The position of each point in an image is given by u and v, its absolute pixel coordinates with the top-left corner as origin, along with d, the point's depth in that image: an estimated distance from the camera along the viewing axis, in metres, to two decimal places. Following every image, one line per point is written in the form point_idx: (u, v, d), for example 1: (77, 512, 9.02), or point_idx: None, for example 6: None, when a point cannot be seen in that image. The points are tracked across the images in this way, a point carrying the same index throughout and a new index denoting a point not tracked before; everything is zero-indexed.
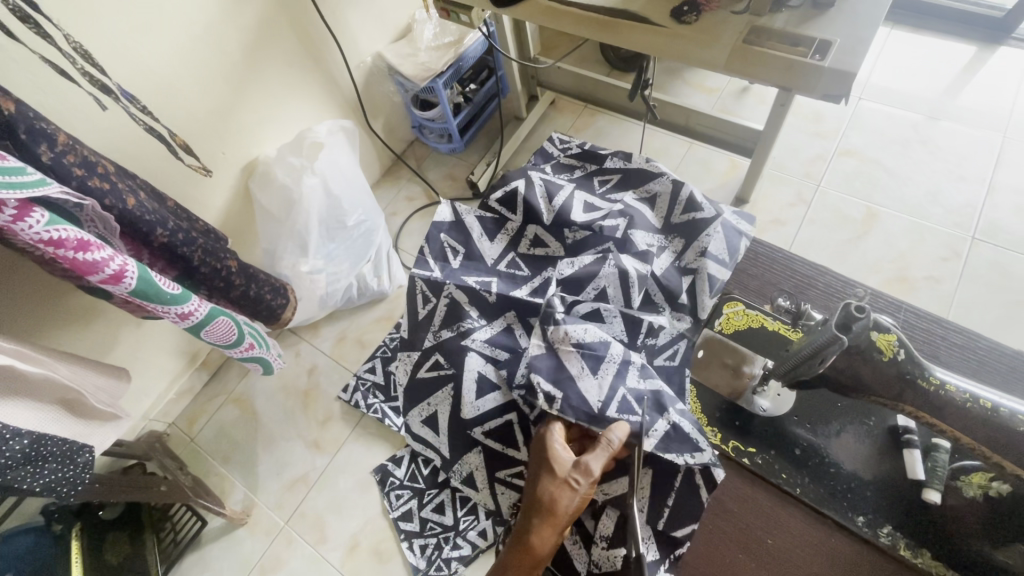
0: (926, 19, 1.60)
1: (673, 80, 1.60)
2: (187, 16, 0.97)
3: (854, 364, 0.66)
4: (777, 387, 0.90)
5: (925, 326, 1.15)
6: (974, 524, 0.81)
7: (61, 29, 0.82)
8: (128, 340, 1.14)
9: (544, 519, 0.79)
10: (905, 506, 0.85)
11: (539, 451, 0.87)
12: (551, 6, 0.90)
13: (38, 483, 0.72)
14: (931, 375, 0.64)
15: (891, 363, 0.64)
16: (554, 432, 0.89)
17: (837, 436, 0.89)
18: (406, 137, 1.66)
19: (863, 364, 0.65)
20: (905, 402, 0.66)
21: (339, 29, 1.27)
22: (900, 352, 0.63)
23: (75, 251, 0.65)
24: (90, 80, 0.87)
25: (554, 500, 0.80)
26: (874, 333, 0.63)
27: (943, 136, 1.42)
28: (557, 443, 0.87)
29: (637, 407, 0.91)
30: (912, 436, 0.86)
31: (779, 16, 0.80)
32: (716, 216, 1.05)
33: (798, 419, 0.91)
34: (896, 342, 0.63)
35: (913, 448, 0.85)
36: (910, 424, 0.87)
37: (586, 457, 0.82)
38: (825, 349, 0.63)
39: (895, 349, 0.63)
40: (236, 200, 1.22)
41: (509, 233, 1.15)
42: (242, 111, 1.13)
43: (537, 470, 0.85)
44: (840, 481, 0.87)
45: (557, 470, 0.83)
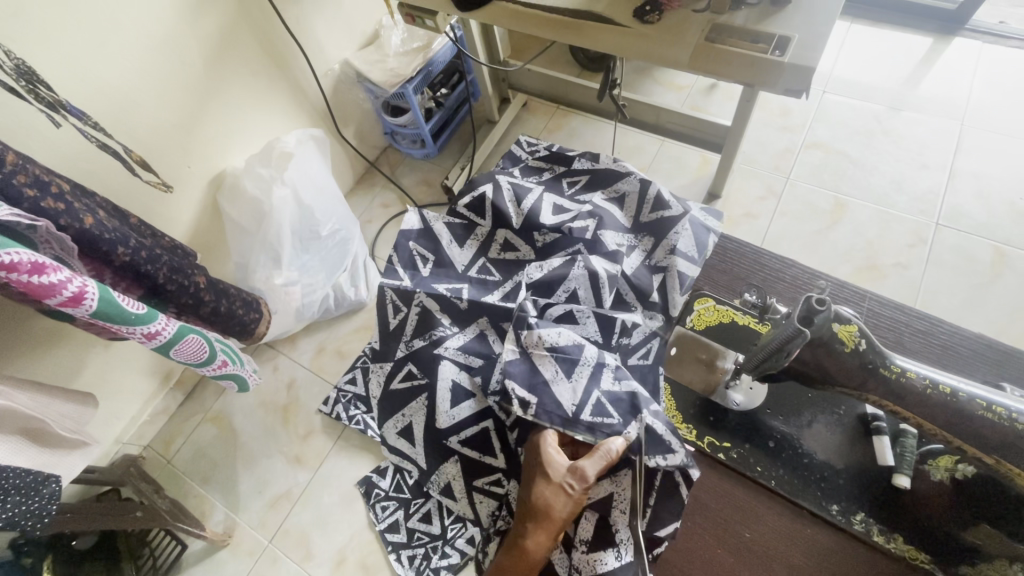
0: (883, 12, 1.65)
1: (642, 79, 1.62)
2: (143, 28, 0.94)
3: (818, 356, 0.66)
4: (750, 381, 0.90)
5: (892, 312, 1.18)
6: (942, 506, 0.84)
7: (6, 45, 0.79)
8: (96, 363, 1.10)
9: (541, 525, 0.80)
10: (878, 492, 0.86)
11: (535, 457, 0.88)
12: (515, 9, 0.91)
13: (3, 516, 0.69)
14: (891, 363, 0.65)
15: (854, 354, 0.65)
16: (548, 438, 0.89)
17: (809, 426, 0.91)
18: (379, 144, 1.64)
19: (826, 356, 0.66)
20: (869, 391, 0.67)
21: (304, 37, 1.25)
22: (861, 343, 0.64)
23: (30, 274, 0.62)
24: (39, 97, 0.84)
25: (550, 506, 0.81)
26: (835, 325, 0.64)
27: (904, 125, 1.46)
28: (551, 448, 0.87)
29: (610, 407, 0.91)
30: (880, 423, 0.88)
31: (740, 13, 0.81)
32: (684, 213, 1.06)
33: (772, 412, 0.92)
34: (857, 333, 0.64)
35: (882, 435, 0.86)
36: (878, 412, 0.89)
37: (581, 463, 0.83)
38: (789, 342, 0.65)
39: (856, 340, 0.64)
40: (204, 215, 1.19)
41: (479, 238, 1.14)
42: (204, 123, 1.11)
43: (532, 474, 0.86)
44: (814, 470, 0.89)
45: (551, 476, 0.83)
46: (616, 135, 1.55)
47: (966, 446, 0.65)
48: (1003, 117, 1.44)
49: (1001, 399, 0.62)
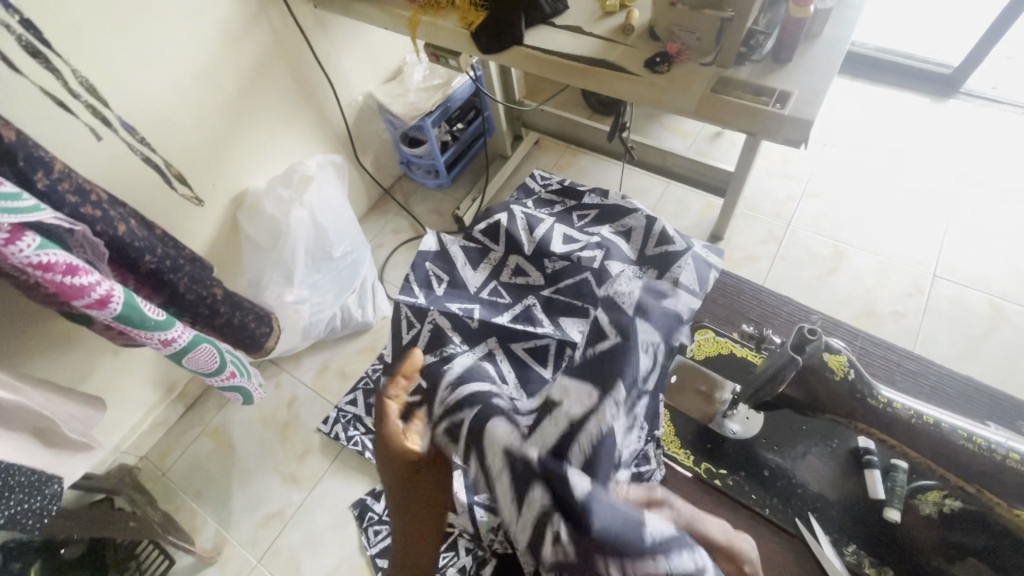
0: (882, 73, 1.73)
1: (651, 124, 1.70)
2: (186, 55, 1.01)
3: (809, 381, 0.67)
4: (746, 409, 0.82)
5: (883, 352, 1.20)
6: (928, 543, 0.72)
7: (69, 65, 0.86)
8: (105, 369, 1.12)
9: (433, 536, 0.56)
10: (866, 524, 0.75)
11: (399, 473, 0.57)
12: (534, 54, 0.97)
13: (5, 513, 0.70)
14: (878, 394, 0.65)
15: (844, 383, 0.66)
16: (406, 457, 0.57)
17: (803, 457, 0.80)
18: (394, 172, 1.70)
19: (817, 382, 0.67)
20: (858, 420, 0.67)
21: (331, 68, 1.32)
22: (850, 372, 0.66)
23: (64, 274, 0.65)
24: (91, 112, 0.90)
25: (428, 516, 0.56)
26: (826, 354, 0.66)
27: (902, 178, 1.52)
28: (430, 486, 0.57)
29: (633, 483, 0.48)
30: (873, 458, 0.77)
31: (744, 68, 0.87)
32: (687, 248, 1.06)
33: (766, 442, 0.81)
34: (846, 362, 0.66)
35: (874, 469, 0.76)
36: (871, 445, 0.78)
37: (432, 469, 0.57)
38: (785, 369, 0.66)
39: (846, 369, 0.65)
40: (223, 230, 1.23)
41: (491, 262, 1.18)
42: (234, 143, 1.17)
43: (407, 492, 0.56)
44: (807, 501, 0.77)
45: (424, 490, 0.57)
46: (622, 175, 1.61)
47: (951, 474, 0.64)
48: (998, 177, 1.49)
49: (987, 433, 0.61)
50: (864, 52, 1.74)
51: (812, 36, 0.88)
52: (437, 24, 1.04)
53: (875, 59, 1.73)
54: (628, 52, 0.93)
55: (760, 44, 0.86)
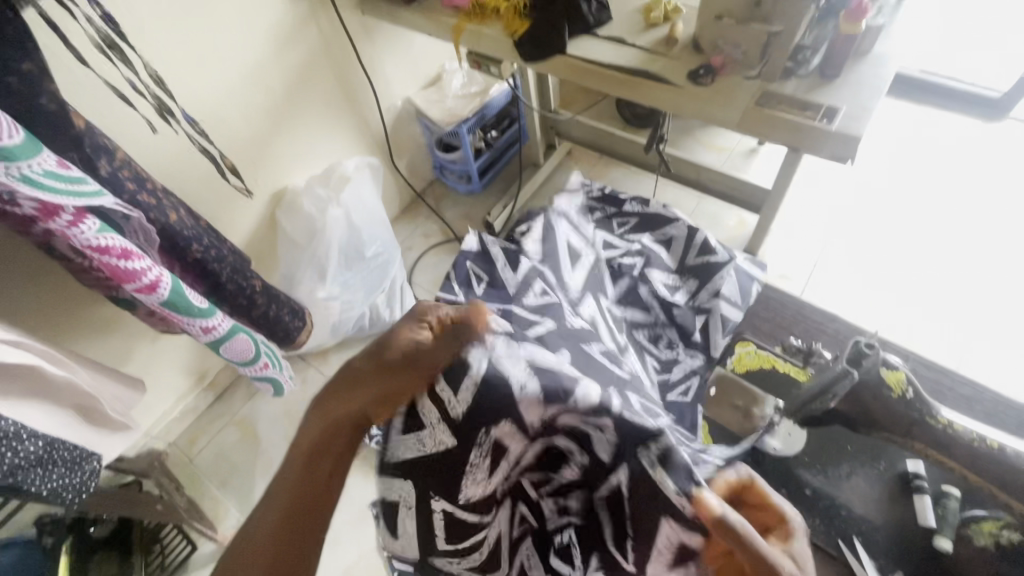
0: (926, 95, 1.69)
1: (685, 138, 1.69)
2: (240, 55, 1.05)
3: (864, 399, 0.66)
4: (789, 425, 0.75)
5: (936, 375, 1.16)
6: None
7: (142, 58, 0.90)
8: (143, 353, 1.15)
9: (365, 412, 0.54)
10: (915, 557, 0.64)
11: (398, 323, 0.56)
12: (576, 64, 0.98)
13: (47, 486, 0.73)
14: (939, 414, 0.62)
15: (902, 402, 0.64)
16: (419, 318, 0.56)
17: (847, 479, 0.71)
18: (427, 177, 1.72)
19: (873, 400, 0.65)
20: (916, 441, 0.63)
21: (373, 72, 1.35)
22: (909, 390, 0.64)
23: (119, 258, 0.67)
24: (152, 103, 0.91)
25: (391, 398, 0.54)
26: (884, 370, 0.65)
27: (944, 202, 1.47)
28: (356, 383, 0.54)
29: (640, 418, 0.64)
30: (922, 482, 0.67)
31: (789, 82, 0.86)
32: (728, 260, 1.04)
33: (809, 462, 0.73)
34: (905, 380, 0.64)
35: (924, 495, 0.65)
36: (922, 469, 0.68)
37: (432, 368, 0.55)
38: (836, 385, 0.67)
39: (904, 387, 0.64)
40: (262, 224, 1.27)
41: (535, 265, 0.95)
42: (280, 139, 1.20)
43: (379, 349, 0.54)
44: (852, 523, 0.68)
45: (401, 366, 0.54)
46: (655, 189, 1.60)
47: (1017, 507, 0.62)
48: None
49: None
50: (909, 72, 1.70)
51: (861, 53, 0.87)
52: (482, 31, 1.06)
53: (920, 81, 1.69)
54: (671, 64, 0.93)
55: (807, 59, 0.85)
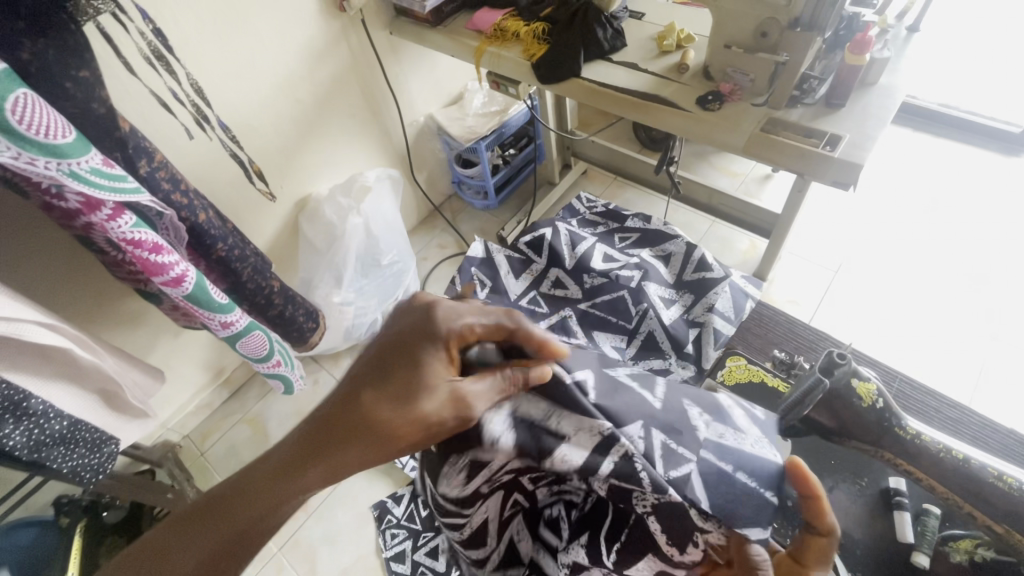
0: (944, 127, 1.70)
1: (699, 163, 1.72)
2: (274, 69, 1.12)
3: (835, 412, 0.58)
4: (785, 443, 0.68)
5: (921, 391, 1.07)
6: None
7: (186, 69, 0.97)
8: (165, 347, 1.21)
9: (365, 439, 0.55)
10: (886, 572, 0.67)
11: (410, 327, 0.59)
12: (591, 87, 1.02)
13: (66, 464, 0.77)
14: (905, 424, 0.57)
15: (871, 413, 0.57)
16: (442, 327, 0.58)
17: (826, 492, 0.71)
18: (445, 191, 1.78)
19: (843, 411, 0.58)
20: (884, 450, 0.58)
21: (399, 90, 1.42)
22: (880, 402, 0.57)
23: (149, 252, 0.72)
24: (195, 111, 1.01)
25: (424, 427, 0.55)
26: (853, 379, 0.58)
27: (957, 234, 1.47)
28: (392, 410, 0.55)
29: (652, 453, 0.58)
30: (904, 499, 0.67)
31: (796, 110, 0.89)
32: (724, 276, 1.00)
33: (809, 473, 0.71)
34: (876, 391, 0.57)
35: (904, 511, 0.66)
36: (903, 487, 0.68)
37: (467, 386, 0.56)
38: (810, 393, 0.58)
39: (875, 398, 0.57)
40: (285, 228, 1.33)
41: (532, 273, 1.03)
42: (306, 149, 1.27)
43: (391, 364, 0.57)
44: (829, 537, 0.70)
45: (434, 391, 0.56)
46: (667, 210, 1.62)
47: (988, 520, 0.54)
48: None
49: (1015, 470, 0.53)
50: (926, 105, 1.71)
51: (867, 84, 0.89)
52: (501, 54, 1.11)
53: (937, 114, 1.69)
54: (681, 89, 0.97)
55: (813, 88, 0.87)
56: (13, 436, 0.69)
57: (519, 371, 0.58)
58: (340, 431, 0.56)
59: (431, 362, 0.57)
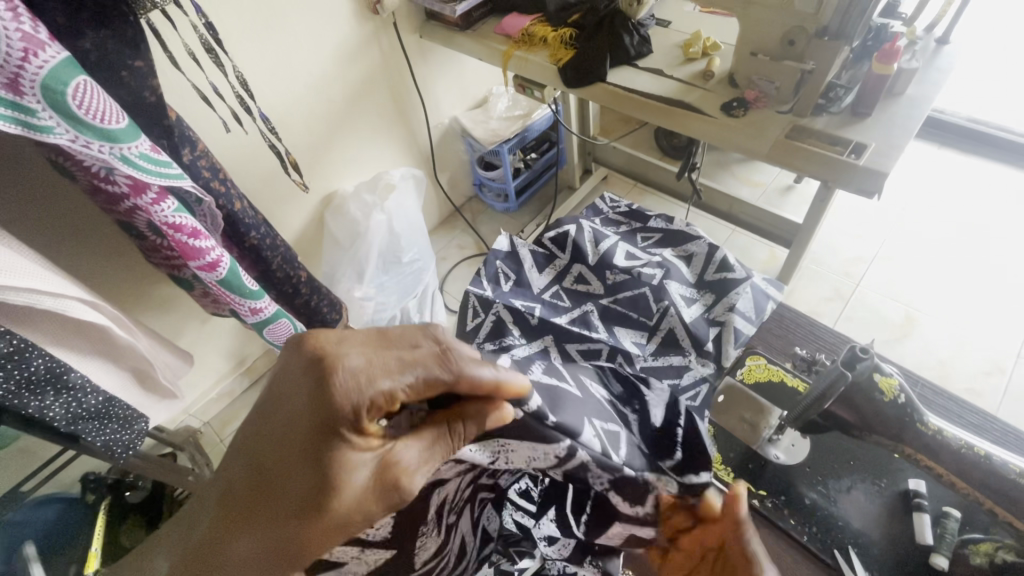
0: (972, 142, 1.67)
1: (721, 172, 1.72)
2: (308, 68, 1.15)
3: (857, 410, 0.57)
4: (793, 435, 0.66)
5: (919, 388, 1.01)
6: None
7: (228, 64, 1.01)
8: (192, 333, 1.24)
9: (285, 521, 0.48)
10: None
11: (309, 403, 0.50)
12: (616, 91, 1.03)
13: (99, 439, 0.80)
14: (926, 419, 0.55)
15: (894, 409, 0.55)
16: (345, 402, 0.48)
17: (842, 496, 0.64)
18: (467, 192, 1.81)
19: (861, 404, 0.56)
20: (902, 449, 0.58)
21: (426, 92, 1.45)
22: (902, 397, 0.55)
23: (188, 237, 0.76)
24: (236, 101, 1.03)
25: (349, 521, 0.47)
26: (876, 374, 0.55)
27: (982, 250, 1.45)
28: (307, 493, 0.48)
29: (606, 447, 0.54)
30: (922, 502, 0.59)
31: (820, 118, 0.89)
32: (747, 277, 0.97)
33: (811, 473, 0.64)
34: (899, 387, 0.56)
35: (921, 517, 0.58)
36: (923, 487, 0.60)
37: (397, 453, 0.48)
38: (829, 389, 0.56)
39: (897, 393, 0.55)
40: (311, 223, 1.37)
41: (556, 268, 1.06)
42: (335, 146, 1.31)
43: (295, 452, 0.49)
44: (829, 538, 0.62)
45: (355, 475, 0.48)
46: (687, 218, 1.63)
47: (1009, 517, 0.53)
48: None
49: None
50: (954, 120, 1.69)
51: (894, 95, 0.90)
52: (528, 58, 1.14)
53: (965, 129, 1.67)
54: (707, 95, 0.98)
55: (839, 97, 0.88)
56: (52, 407, 0.72)
57: (460, 419, 0.50)
58: (246, 530, 0.49)
59: (343, 442, 0.48)
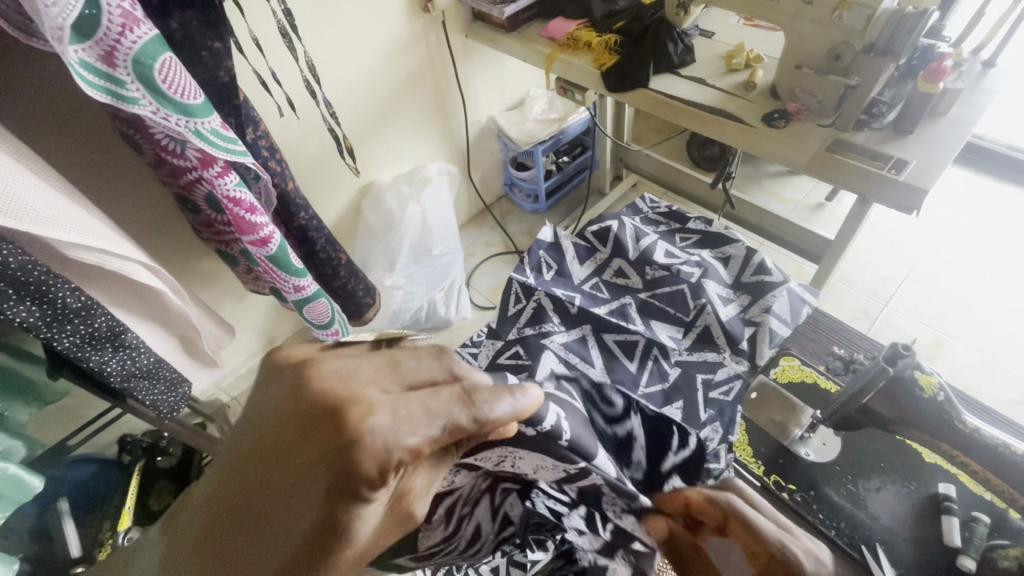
0: (1011, 170, 1.65)
1: (752, 185, 1.73)
2: (359, 60, 1.20)
3: (899, 409, 0.59)
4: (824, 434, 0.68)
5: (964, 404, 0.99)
6: None
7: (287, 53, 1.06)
8: (230, 308, 1.29)
9: None
10: None
11: (305, 476, 0.28)
12: (658, 97, 1.06)
13: (147, 397, 0.84)
14: (963, 418, 0.56)
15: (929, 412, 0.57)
16: (368, 466, 0.28)
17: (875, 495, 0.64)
18: (497, 191, 1.84)
19: (905, 406, 0.58)
20: None
21: (466, 90, 1.49)
22: (941, 394, 0.57)
23: (245, 211, 0.79)
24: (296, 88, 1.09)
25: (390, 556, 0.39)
26: (916, 372, 0.58)
27: (1016, 278, 1.43)
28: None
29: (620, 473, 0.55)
30: (953, 505, 0.59)
31: (862, 133, 0.90)
32: (783, 282, 0.99)
33: (842, 472, 0.66)
34: (939, 385, 0.57)
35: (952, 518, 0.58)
36: (953, 492, 0.61)
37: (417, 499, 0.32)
38: (870, 384, 0.59)
39: (937, 390, 0.57)
40: (348, 210, 1.41)
41: (597, 260, 1.09)
42: (379, 137, 1.35)
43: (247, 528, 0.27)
44: None
45: (363, 542, 0.28)
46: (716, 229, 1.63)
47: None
48: None
49: None
50: (994, 147, 1.67)
51: (937, 113, 0.90)
52: (572, 61, 1.17)
53: (1004, 157, 1.65)
54: (747, 106, 1.00)
55: (882, 113, 0.89)
56: (110, 363, 0.76)
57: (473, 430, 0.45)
58: None
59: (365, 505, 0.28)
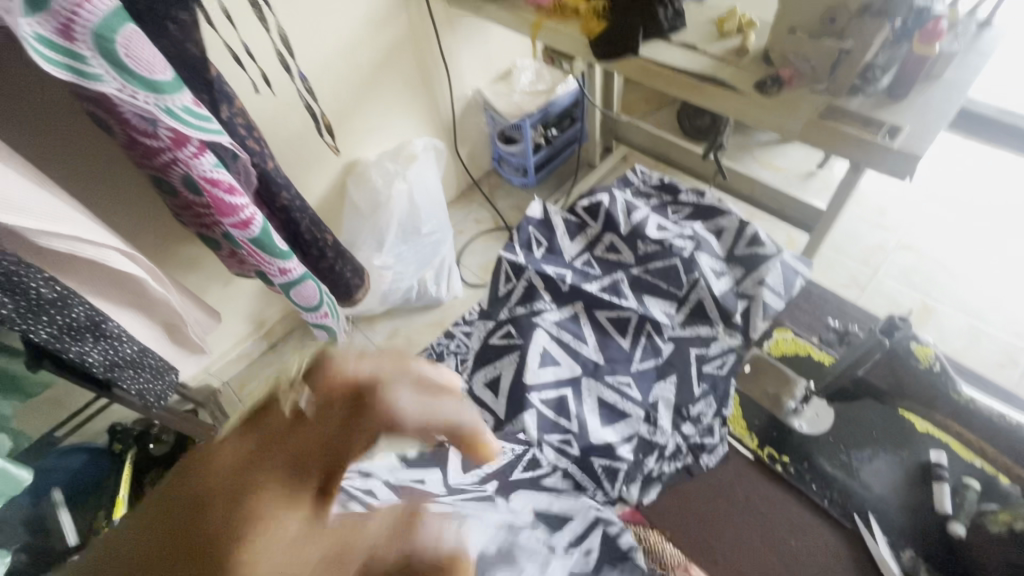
0: None
1: (743, 155, 1.70)
2: (337, 32, 1.15)
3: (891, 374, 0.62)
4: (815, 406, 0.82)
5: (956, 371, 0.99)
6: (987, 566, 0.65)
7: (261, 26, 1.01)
8: (216, 292, 1.26)
9: None
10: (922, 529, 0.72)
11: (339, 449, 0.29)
12: (648, 66, 1.03)
13: (133, 386, 0.82)
14: (958, 389, 0.59)
15: None
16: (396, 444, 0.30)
17: None
18: (485, 167, 1.80)
19: (900, 372, 0.61)
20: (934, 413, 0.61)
21: (451, 62, 1.44)
22: (937, 364, 0.60)
23: (224, 193, 0.77)
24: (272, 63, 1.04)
25: None
26: (913, 343, 0.61)
27: (1004, 243, 1.44)
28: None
29: None
30: None
31: (856, 99, 0.88)
32: (777, 254, 0.99)
33: None
34: (935, 355, 0.61)
35: None
36: None
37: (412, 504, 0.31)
38: (868, 354, 0.64)
39: (932, 360, 0.60)
40: (333, 189, 1.37)
41: (588, 237, 1.09)
42: (362, 113, 1.31)
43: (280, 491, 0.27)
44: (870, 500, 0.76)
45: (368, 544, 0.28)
46: None
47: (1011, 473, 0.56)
48: None
49: None
50: None
51: (932, 77, 0.88)
52: (560, 29, 1.12)
53: None
54: (739, 72, 0.97)
55: (876, 78, 0.86)
56: (91, 353, 0.74)
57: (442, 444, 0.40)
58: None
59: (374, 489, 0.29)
